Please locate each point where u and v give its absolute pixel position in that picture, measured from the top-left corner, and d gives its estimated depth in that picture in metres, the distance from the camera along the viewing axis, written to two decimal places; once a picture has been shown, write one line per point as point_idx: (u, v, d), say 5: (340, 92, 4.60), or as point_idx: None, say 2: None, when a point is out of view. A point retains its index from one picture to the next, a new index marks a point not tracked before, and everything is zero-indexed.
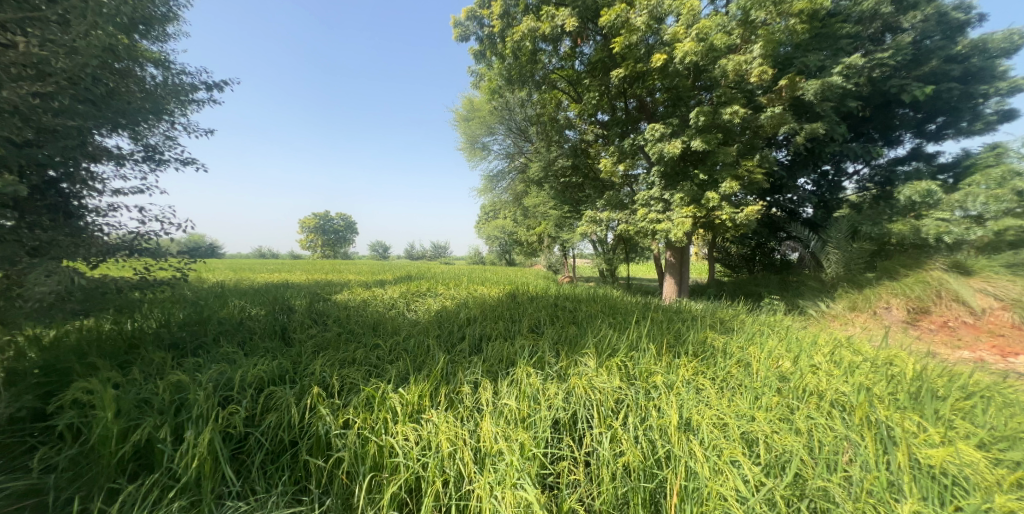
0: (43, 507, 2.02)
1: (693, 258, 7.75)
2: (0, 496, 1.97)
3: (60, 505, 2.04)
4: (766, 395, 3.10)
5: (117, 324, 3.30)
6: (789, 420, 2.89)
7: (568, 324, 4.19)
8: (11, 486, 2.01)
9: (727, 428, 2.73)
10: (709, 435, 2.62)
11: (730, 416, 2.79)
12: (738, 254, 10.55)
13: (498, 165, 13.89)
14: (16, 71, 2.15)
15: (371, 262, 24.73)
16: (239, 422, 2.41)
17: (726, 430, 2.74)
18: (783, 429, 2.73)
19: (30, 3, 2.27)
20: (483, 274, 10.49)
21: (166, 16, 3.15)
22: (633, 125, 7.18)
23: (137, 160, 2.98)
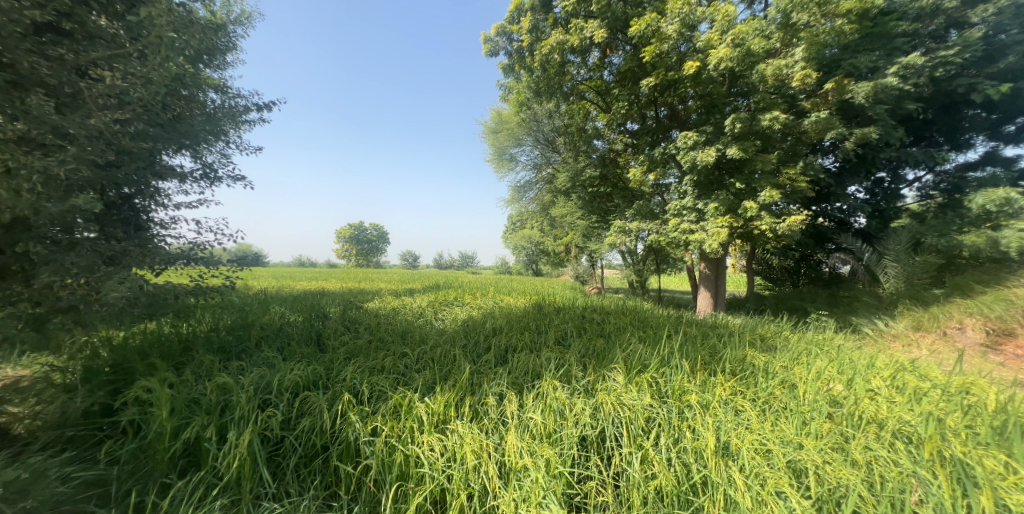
0: (107, 496, 2.21)
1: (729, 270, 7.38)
2: (73, 484, 2.18)
3: (122, 495, 2.22)
4: (815, 421, 2.88)
5: (174, 327, 3.55)
6: (844, 450, 2.67)
7: (595, 337, 4.10)
8: (82, 476, 2.22)
9: (771, 455, 2.57)
10: (750, 462, 2.48)
11: (773, 442, 2.62)
12: (780, 267, 9.94)
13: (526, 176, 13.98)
14: (102, 101, 2.43)
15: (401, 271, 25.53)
16: (276, 425, 2.53)
17: (769, 458, 2.57)
18: (836, 460, 2.51)
19: (117, 41, 2.56)
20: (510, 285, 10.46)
21: (226, 45, 3.45)
22: (664, 134, 7.03)
23: (195, 177, 3.25)
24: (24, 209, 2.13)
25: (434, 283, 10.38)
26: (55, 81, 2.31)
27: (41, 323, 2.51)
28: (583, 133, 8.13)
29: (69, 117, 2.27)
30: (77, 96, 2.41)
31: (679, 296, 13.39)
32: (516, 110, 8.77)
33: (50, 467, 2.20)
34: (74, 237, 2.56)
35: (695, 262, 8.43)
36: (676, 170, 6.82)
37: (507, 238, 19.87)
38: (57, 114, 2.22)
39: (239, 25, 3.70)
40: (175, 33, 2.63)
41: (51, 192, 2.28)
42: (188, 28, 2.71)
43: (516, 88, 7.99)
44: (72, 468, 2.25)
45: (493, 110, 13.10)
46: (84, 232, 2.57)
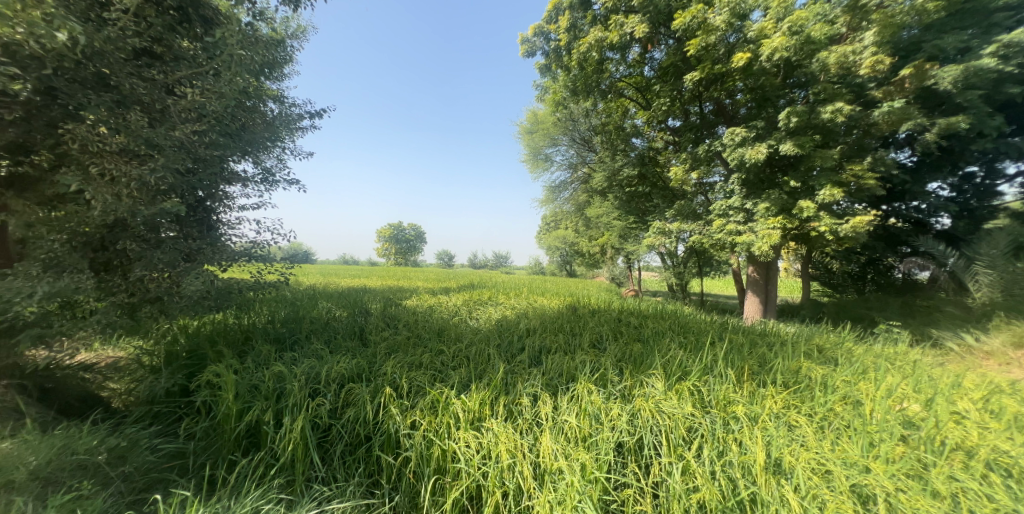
0: (186, 467, 2.50)
1: (782, 274, 6.87)
2: (159, 454, 2.49)
3: (197, 467, 2.51)
4: (885, 443, 2.62)
5: (238, 318, 3.90)
6: (923, 478, 2.41)
7: (632, 341, 3.97)
8: (166, 447, 2.53)
9: (831, 477, 2.39)
10: (806, 482, 2.33)
11: (834, 463, 2.43)
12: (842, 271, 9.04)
13: (562, 176, 13.84)
14: (184, 116, 2.73)
15: (437, 269, 26.26)
16: (324, 413, 2.71)
17: (829, 479, 2.40)
18: (912, 488, 2.29)
19: (196, 61, 2.87)
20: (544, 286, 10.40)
21: (284, 58, 3.74)
22: (709, 131, 6.65)
23: (257, 181, 3.55)
24: (124, 211, 2.47)
25: (469, 282, 10.57)
26: (149, 99, 2.62)
27: (133, 310, 2.87)
28: (622, 131, 7.93)
29: (156, 129, 2.57)
30: (165, 112, 2.71)
31: (724, 300, 12.65)
32: (552, 109, 8.74)
33: (141, 438, 2.53)
34: (160, 237, 2.88)
35: (743, 266, 7.92)
36: (722, 169, 6.48)
37: (542, 239, 19.80)
38: (147, 128, 2.52)
39: (295, 39, 4.01)
40: (243, 51, 2.90)
41: (142, 197, 2.59)
42: (255, 45, 2.98)
43: (553, 87, 7.96)
44: (158, 440, 2.57)
45: (529, 111, 13.10)
46: (168, 232, 2.90)
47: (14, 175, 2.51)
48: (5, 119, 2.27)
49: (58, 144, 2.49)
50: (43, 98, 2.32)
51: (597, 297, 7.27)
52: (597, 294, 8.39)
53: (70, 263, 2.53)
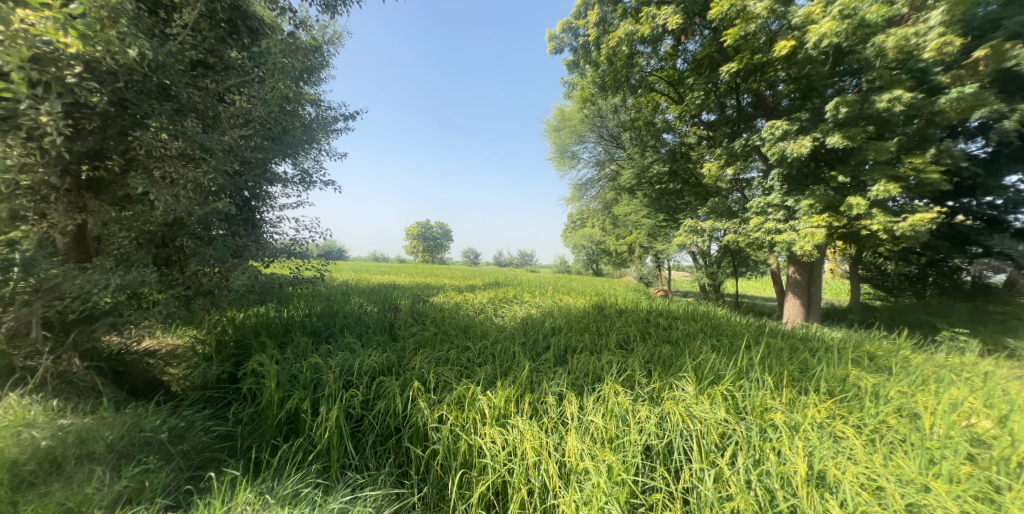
0: (234, 448, 2.71)
1: (826, 275, 6.44)
2: (212, 435, 2.70)
3: (244, 449, 2.71)
4: (947, 461, 2.41)
5: (279, 311, 4.15)
6: (993, 502, 2.20)
7: (661, 343, 3.86)
8: (217, 429, 2.74)
9: (883, 494, 2.23)
10: (854, 498, 2.19)
11: (888, 480, 2.27)
12: (897, 273, 8.19)
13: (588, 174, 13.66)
14: (233, 121, 2.94)
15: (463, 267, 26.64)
16: (357, 404, 2.84)
17: (880, 497, 2.24)
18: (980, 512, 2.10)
19: (244, 69, 3.07)
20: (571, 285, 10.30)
21: (321, 64, 3.94)
22: (747, 124, 6.35)
23: (296, 182, 3.76)
24: (182, 211, 2.70)
25: (494, 280, 10.64)
26: (203, 106, 2.83)
27: (188, 302, 3.13)
28: (652, 126, 7.68)
29: (208, 134, 2.78)
30: (216, 118, 2.92)
31: (762, 302, 12.00)
32: (580, 106, 8.63)
33: (197, 419, 2.77)
34: (212, 234, 3.12)
35: (783, 266, 7.49)
36: (760, 164, 6.17)
37: (568, 237, 19.65)
38: (201, 133, 2.74)
39: (331, 45, 4.20)
40: (285, 59, 3.09)
41: (196, 198, 2.81)
42: (296, 54, 3.16)
43: (581, 83, 7.86)
44: (211, 423, 2.79)
45: (556, 108, 13.01)
46: (219, 230, 3.14)
47: (92, 178, 2.79)
48: (85, 128, 2.54)
49: (127, 150, 2.76)
50: (116, 109, 2.57)
51: (624, 297, 7.12)
52: (624, 294, 8.21)
53: (137, 259, 2.81)
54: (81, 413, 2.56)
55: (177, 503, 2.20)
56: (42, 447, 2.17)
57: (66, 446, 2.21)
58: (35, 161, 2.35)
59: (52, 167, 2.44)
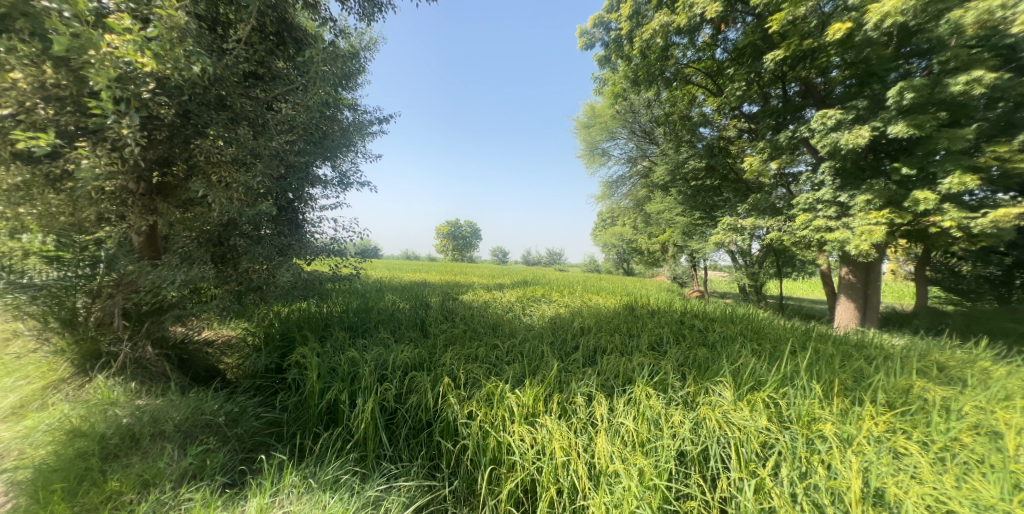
0: (279, 434, 2.90)
1: (885, 277, 5.90)
2: (261, 421, 2.91)
3: (290, 435, 2.90)
4: None
5: (319, 307, 4.39)
6: None
7: (697, 346, 3.69)
8: (265, 416, 2.95)
9: None
10: None
11: (960, 506, 2.05)
12: (975, 275, 7.28)
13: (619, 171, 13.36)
14: (280, 128, 3.16)
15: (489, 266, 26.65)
16: (391, 397, 2.96)
17: None
18: None
19: (289, 78, 3.28)
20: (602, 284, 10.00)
21: (358, 70, 4.13)
22: (794, 115, 5.90)
23: (335, 184, 3.96)
24: (235, 212, 2.93)
25: (522, 280, 10.33)
26: (253, 115, 3.06)
27: (240, 297, 3.39)
28: (688, 121, 7.42)
29: (258, 141, 3.00)
30: (265, 125, 3.15)
31: (810, 305, 11.13)
32: (611, 102, 8.47)
33: (249, 405, 3.00)
34: (261, 234, 3.35)
35: (835, 267, 6.94)
36: (808, 157, 5.76)
37: (598, 236, 19.31)
38: (252, 140, 2.96)
39: (367, 51, 4.39)
40: (326, 67, 3.29)
41: (246, 199, 3.04)
42: (335, 61, 3.34)
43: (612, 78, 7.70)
44: (260, 409, 3.01)
45: (586, 104, 12.82)
46: (267, 230, 3.38)
47: (161, 183, 3.09)
48: (155, 138, 2.82)
49: (190, 157, 3.03)
50: (181, 120, 2.83)
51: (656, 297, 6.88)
52: (657, 294, 7.94)
53: (198, 256, 3.08)
54: (154, 394, 2.86)
55: (233, 481, 2.40)
56: (124, 424, 2.46)
57: (142, 424, 2.48)
58: (117, 168, 2.63)
59: (128, 174, 2.73)
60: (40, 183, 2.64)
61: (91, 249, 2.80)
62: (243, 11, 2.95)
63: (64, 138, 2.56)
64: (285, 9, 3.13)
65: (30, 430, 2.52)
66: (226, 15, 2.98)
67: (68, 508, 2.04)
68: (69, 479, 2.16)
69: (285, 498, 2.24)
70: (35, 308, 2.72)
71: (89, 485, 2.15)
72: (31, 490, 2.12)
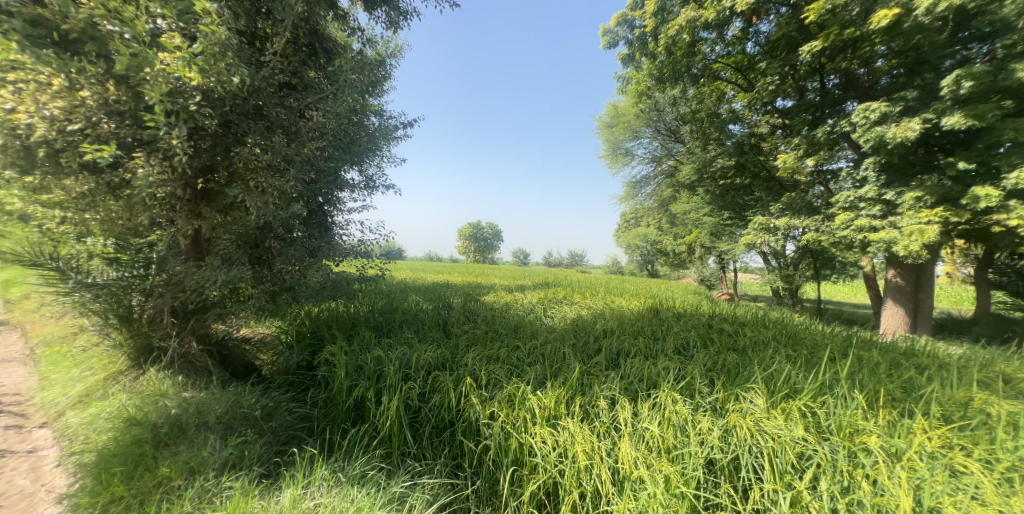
0: (310, 429, 3.02)
1: (938, 280, 5.47)
2: (294, 416, 3.04)
3: (320, 430, 3.01)
4: None
5: (347, 307, 4.55)
6: None
7: (726, 351, 3.54)
8: (298, 411, 3.08)
9: None
10: None
11: None
12: None
13: (643, 171, 13.08)
14: (311, 135, 3.30)
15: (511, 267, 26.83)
16: (414, 396, 3.02)
17: None
18: None
19: (320, 87, 3.43)
20: (624, 286, 9.87)
21: (384, 76, 4.27)
22: (833, 108, 5.58)
23: (361, 188, 4.09)
24: (270, 215, 3.09)
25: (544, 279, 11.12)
26: (287, 123, 3.22)
27: (275, 296, 3.57)
28: (716, 118, 7.16)
29: (291, 147, 3.15)
30: (298, 132, 3.30)
31: (853, 310, 10.44)
32: (635, 101, 8.32)
33: (282, 400, 3.14)
34: (293, 237, 3.52)
35: (880, 269, 6.47)
36: (849, 153, 5.42)
37: (622, 238, 18.94)
38: (285, 147, 3.12)
39: (393, 58, 4.52)
40: (354, 74, 3.41)
41: (280, 203, 3.20)
42: (363, 69, 3.47)
43: (636, 77, 7.57)
44: (293, 404, 3.15)
45: (609, 104, 12.63)
46: (299, 232, 3.54)
47: (205, 189, 3.30)
48: (200, 148, 3.01)
49: (230, 164, 3.22)
50: (223, 129, 3.02)
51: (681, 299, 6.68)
52: (682, 296, 7.71)
53: (237, 258, 3.27)
54: (198, 387, 3.06)
55: (268, 472, 2.51)
56: (172, 414, 2.64)
57: (188, 414, 2.65)
58: (167, 176, 2.83)
59: (177, 182, 2.92)
60: (103, 191, 2.90)
61: (145, 251, 3.04)
62: (279, 25, 3.12)
63: (124, 149, 2.80)
64: (316, 21, 3.29)
65: (95, 416, 2.77)
66: (263, 29, 3.17)
67: (126, 491, 2.21)
68: (127, 463, 2.34)
69: (316, 490, 2.32)
70: (98, 305, 2.99)
71: (144, 469, 2.32)
72: (96, 471, 2.31)
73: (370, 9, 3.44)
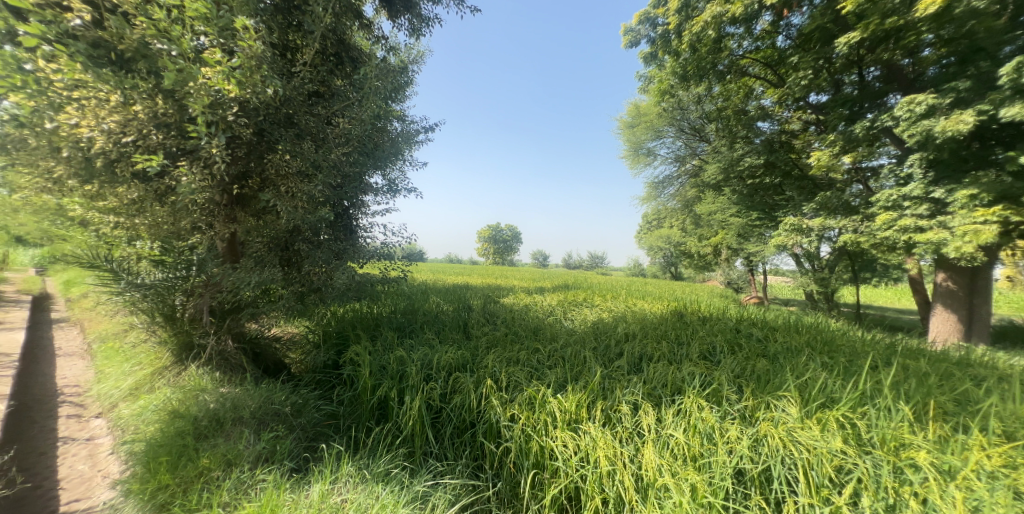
0: (336, 426, 3.11)
1: (996, 285, 5.06)
2: (322, 413, 3.14)
3: (346, 428, 3.11)
4: None
5: (371, 308, 4.66)
6: None
7: (755, 357, 3.39)
8: (325, 408, 3.18)
9: None
10: None
11: None
12: None
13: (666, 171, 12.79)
14: (337, 141, 3.43)
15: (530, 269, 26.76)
16: (436, 397, 3.05)
17: None
18: None
19: (346, 94, 3.55)
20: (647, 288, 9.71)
21: (406, 82, 4.37)
22: (874, 102, 5.25)
23: (385, 192, 4.20)
24: (299, 219, 3.23)
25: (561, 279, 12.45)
26: (316, 130, 3.35)
27: (303, 297, 3.72)
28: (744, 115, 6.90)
29: (319, 153, 3.28)
30: (325, 138, 3.43)
31: (895, 316, 9.79)
32: (658, 100, 8.15)
33: (310, 397, 3.25)
34: (321, 239, 3.65)
35: (928, 273, 6.05)
36: (892, 148, 5.12)
37: (643, 240, 18.55)
38: (314, 153, 3.25)
39: (414, 64, 4.62)
40: (378, 81, 3.52)
41: (309, 207, 3.33)
42: (386, 76, 3.57)
43: (659, 75, 7.42)
44: (321, 402, 3.25)
45: (631, 104, 12.43)
46: (326, 236, 3.68)
47: (240, 194, 3.47)
48: (236, 155, 3.17)
49: (263, 170, 3.38)
50: (257, 138, 3.18)
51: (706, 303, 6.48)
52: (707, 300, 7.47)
53: (269, 260, 3.43)
54: (234, 383, 3.22)
55: (298, 467, 2.60)
56: (211, 408, 2.79)
57: (225, 409, 2.79)
58: (208, 183, 2.99)
59: (216, 188, 3.09)
60: (151, 198, 3.11)
61: (187, 253, 3.19)
62: (308, 36, 3.26)
63: (169, 159, 3.00)
64: (343, 31, 3.42)
65: (142, 408, 2.97)
66: (294, 41, 3.31)
67: (172, 479, 2.35)
68: (172, 453, 2.49)
69: (343, 486, 2.38)
70: (145, 305, 3.20)
71: (186, 459, 2.46)
72: (145, 460, 2.47)
73: (393, 17, 3.54)
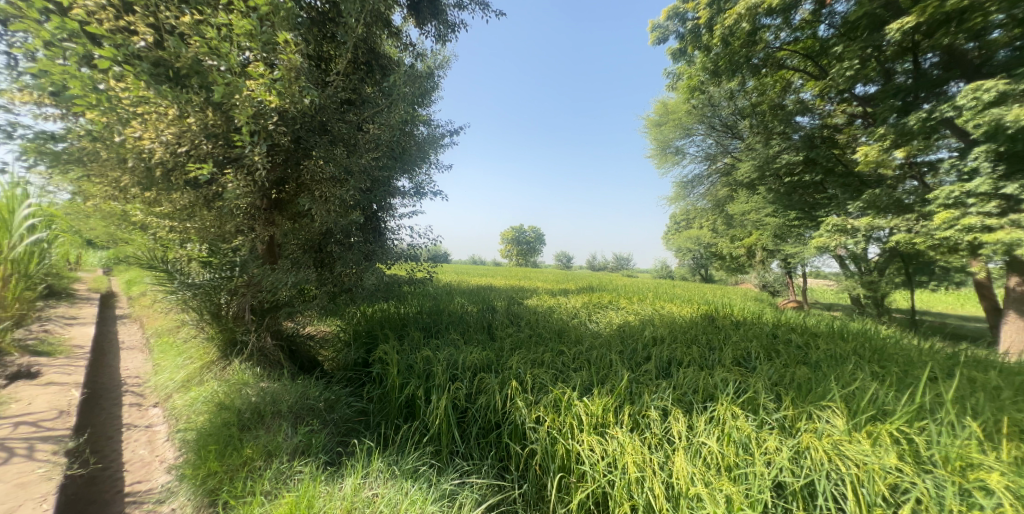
0: (366, 423, 3.22)
1: None
2: (354, 409, 3.25)
3: (375, 424, 3.20)
4: None
5: (398, 308, 4.78)
6: None
7: (795, 364, 3.19)
8: (356, 405, 3.29)
9: None
10: None
11: None
12: None
13: (695, 170, 12.38)
14: (368, 146, 3.55)
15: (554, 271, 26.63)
16: (462, 396, 3.07)
17: None
18: None
19: (375, 100, 3.67)
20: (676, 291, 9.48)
21: (433, 87, 4.47)
22: (931, 93, 4.84)
23: (412, 195, 4.31)
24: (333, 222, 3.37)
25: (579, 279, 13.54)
26: (348, 136, 3.49)
27: (335, 297, 3.87)
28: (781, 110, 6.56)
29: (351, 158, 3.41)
30: (356, 143, 3.56)
31: (954, 323, 9.00)
32: (687, 97, 7.91)
33: (342, 394, 3.37)
34: (352, 241, 3.79)
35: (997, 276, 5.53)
36: (952, 142, 4.68)
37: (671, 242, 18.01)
38: (346, 158, 3.38)
39: (440, 69, 4.72)
40: (406, 87, 3.62)
41: (341, 211, 3.47)
42: (414, 82, 3.67)
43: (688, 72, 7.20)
44: (352, 399, 3.37)
45: (658, 102, 12.12)
46: (357, 238, 3.82)
47: (278, 199, 3.65)
48: (276, 162, 3.35)
49: (299, 176, 3.55)
50: (294, 145, 3.34)
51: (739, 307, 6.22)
52: (740, 303, 7.17)
53: (304, 261, 3.60)
54: (273, 378, 3.40)
55: (332, 460, 2.71)
56: (253, 401, 2.95)
57: (266, 402, 2.95)
58: (250, 189, 3.17)
59: (257, 193, 3.27)
60: (199, 204, 3.30)
61: (229, 255, 3.36)
62: (341, 47, 3.40)
63: (217, 167, 3.21)
64: (373, 41, 3.55)
65: (194, 399, 3.19)
66: (328, 51, 3.45)
67: (220, 466, 2.49)
68: (219, 442, 2.65)
69: (374, 480, 2.45)
70: (195, 303, 3.43)
71: (232, 448, 2.61)
72: (196, 447, 2.64)
73: (420, 25, 3.64)
